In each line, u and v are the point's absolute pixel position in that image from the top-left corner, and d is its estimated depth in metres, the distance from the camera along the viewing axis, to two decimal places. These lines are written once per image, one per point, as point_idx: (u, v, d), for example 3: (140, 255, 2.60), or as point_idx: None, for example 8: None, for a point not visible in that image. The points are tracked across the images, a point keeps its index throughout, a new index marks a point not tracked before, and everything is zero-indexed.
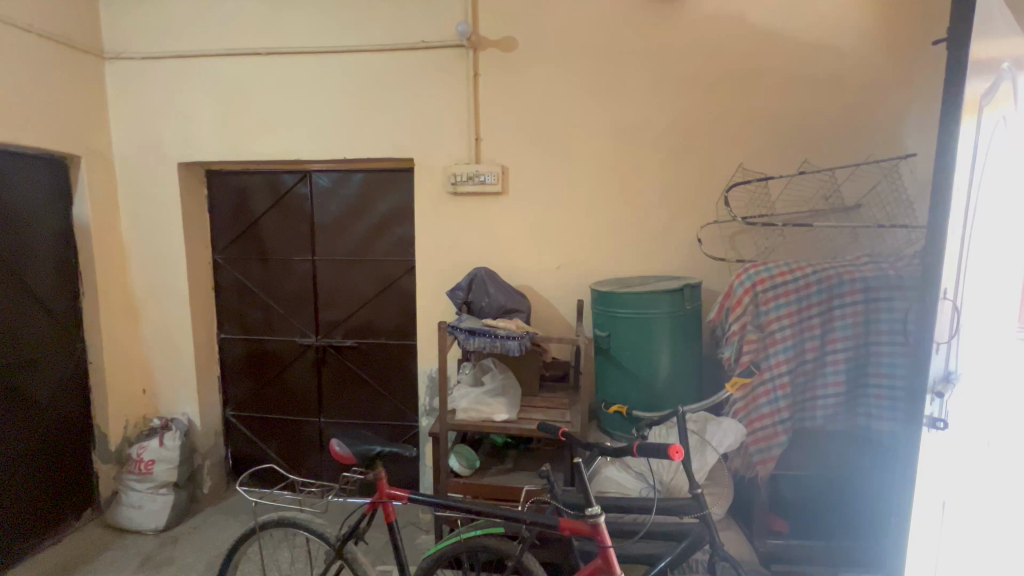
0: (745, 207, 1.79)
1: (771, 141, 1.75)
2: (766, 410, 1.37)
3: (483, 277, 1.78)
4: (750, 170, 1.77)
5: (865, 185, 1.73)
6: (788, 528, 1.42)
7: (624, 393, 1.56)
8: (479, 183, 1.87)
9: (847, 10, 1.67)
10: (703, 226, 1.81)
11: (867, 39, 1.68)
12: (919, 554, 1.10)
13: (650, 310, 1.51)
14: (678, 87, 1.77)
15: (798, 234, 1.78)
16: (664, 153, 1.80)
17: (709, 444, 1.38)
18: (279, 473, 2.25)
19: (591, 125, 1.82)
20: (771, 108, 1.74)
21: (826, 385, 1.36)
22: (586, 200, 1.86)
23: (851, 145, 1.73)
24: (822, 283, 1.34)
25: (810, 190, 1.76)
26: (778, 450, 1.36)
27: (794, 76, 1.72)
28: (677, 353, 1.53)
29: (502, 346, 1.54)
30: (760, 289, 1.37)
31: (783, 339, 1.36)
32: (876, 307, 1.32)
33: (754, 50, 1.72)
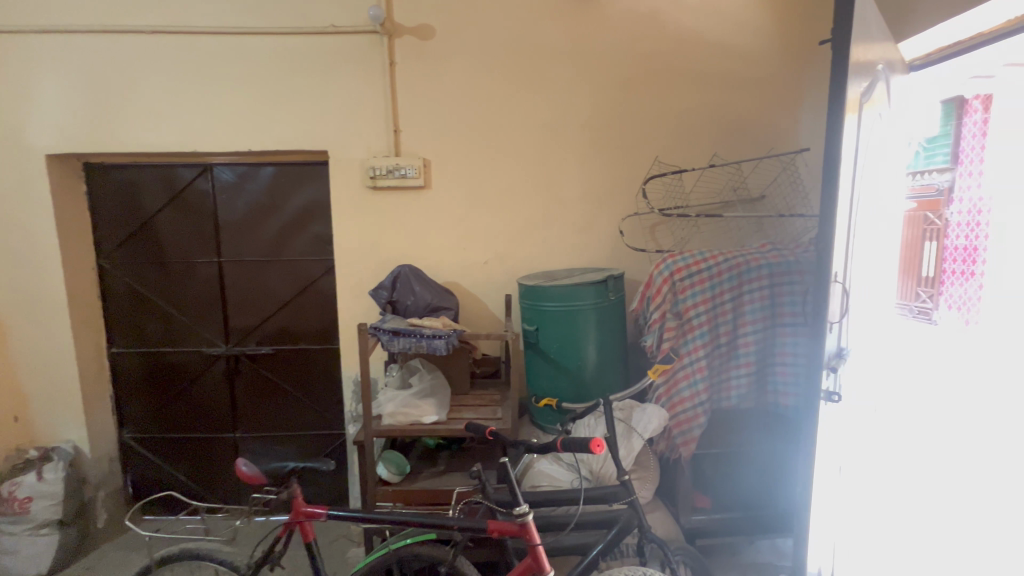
0: (662, 198, 1.86)
1: (684, 135, 1.83)
2: (687, 393, 1.43)
3: (407, 275, 1.71)
4: (666, 163, 1.84)
5: (767, 177, 1.86)
6: (710, 503, 1.50)
7: (555, 386, 1.57)
8: (400, 177, 1.79)
9: (747, 12, 1.78)
10: (624, 218, 1.85)
11: (765, 40, 1.80)
12: (821, 517, 1.19)
13: (577, 302, 1.52)
14: (596, 81, 1.79)
15: (710, 224, 1.88)
16: (586, 147, 1.82)
17: (635, 430, 1.42)
18: (184, 500, 2.06)
19: (513, 118, 1.80)
20: (683, 104, 1.81)
21: (738, 366, 1.44)
22: (511, 194, 1.84)
23: (755, 140, 1.84)
24: (733, 270, 1.42)
25: (720, 182, 1.87)
26: (698, 431, 1.42)
27: (702, 73, 1.80)
28: (604, 343, 1.56)
29: (429, 345, 1.48)
30: (678, 278, 1.43)
31: (699, 325, 1.42)
32: (780, 291, 1.41)
33: (666, 46, 1.78)
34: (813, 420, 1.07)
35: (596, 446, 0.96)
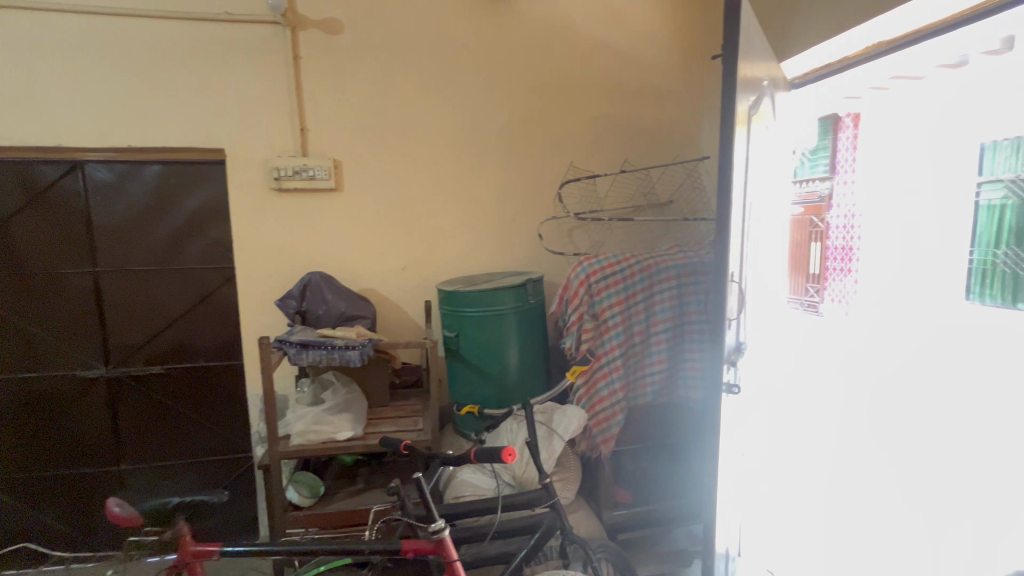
0: (578, 203, 1.90)
1: (597, 142, 1.89)
2: (605, 393, 1.46)
3: (318, 282, 1.61)
4: (581, 169, 1.89)
5: (673, 183, 1.97)
6: (630, 498, 1.55)
7: (478, 393, 1.55)
8: (308, 179, 1.68)
9: (650, 27, 1.88)
10: (542, 222, 1.87)
11: (668, 54, 1.90)
12: (726, 502, 1.27)
13: (497, 307, 1.51)
14: (512, 86, 1.80)
15: (623, 227, 1.96)
16: (503, 150, 1.82)
17: (555, 432, 1.43)
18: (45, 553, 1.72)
19: (428, 119, 1.76)
20: (595, 111, 1.87)
21: (651, 364, 1.50)
22: (430, 198, 1.79)
23: (662, 148, 1.95)
24: (644, 272, 1.48)
25: (631, 188, 1.95)
26: (617, 428, 1.46)
27: (612, 82, 1.87)
28: (524, 347, 1.56)
29: (341, 357, 1.40)
30: (593, 280, 1.46)
31: (615, 325, 1.46)
32: (687, 291, 1.50)
33: (578, 55, 1.83)
34: (715, 413, 1.14)
35: (509, 455, 0.95)
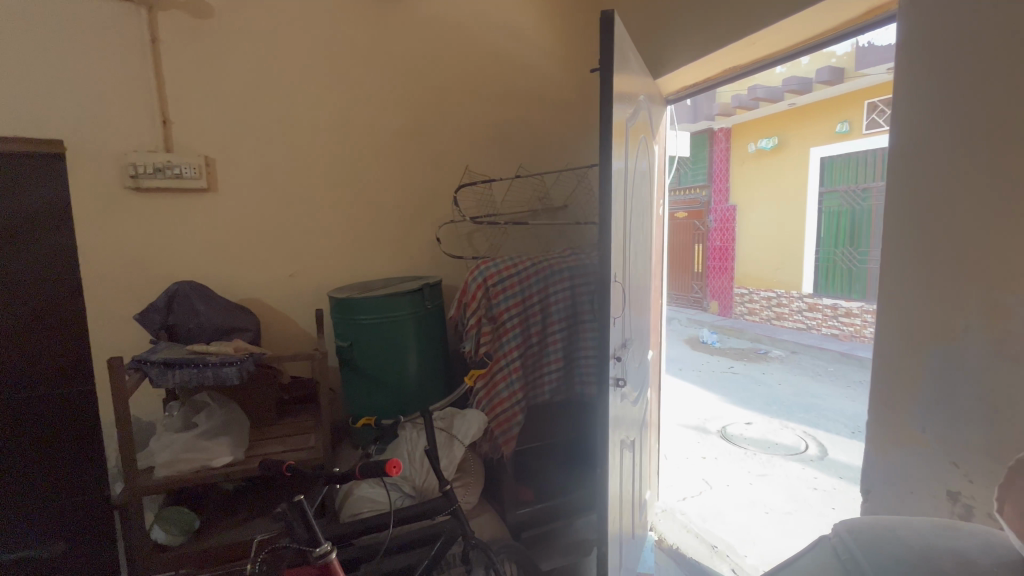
0: (475, 207, 1.91)
1: (492, 147, 1.92)
2: (505, 394, 1.47)
3: (188, 292, 1.43)
4: (477, 173, 1.91)
5: (566, 189, 2.07)
6: (533, 496, 1.58)
7: (376, 403, 1.48)
8: (174, 177, 1.50)
9: (541, 38, 1.96)
10: (440, 225, 1.86)
11: (557, 65, 2.00)
12: (617, 489, 1.35)
13: (394, 313, 1.46)
14: (405, 87, 1.76)
15: (520, 231, 2.01)
16: (398, 152, 1.77)
17: (456, 437, 1.42)
18: None
19: (315, 117, 1.66)
20: (490, 116, 1.90)
21: (549, 363, 1.55)
22: (321, 200, 1.69)
23: (553, 155, 2.03)
24: (539, 274, 1.52)
25: (526, 192, 2.01)
26: (517, 428, 1.48)
27: (506, 89, 1.92)
28: (424, 353, 1.52)
29: (215, 376, 1.25)
30: (491, 283, 1.47)
31: (512, 327, 1.48)
32: (580, 292, 1.57)
33: (472, 60, 1.85)
34: (604, 405, 1.20)
35: (393, 468, 0.92)
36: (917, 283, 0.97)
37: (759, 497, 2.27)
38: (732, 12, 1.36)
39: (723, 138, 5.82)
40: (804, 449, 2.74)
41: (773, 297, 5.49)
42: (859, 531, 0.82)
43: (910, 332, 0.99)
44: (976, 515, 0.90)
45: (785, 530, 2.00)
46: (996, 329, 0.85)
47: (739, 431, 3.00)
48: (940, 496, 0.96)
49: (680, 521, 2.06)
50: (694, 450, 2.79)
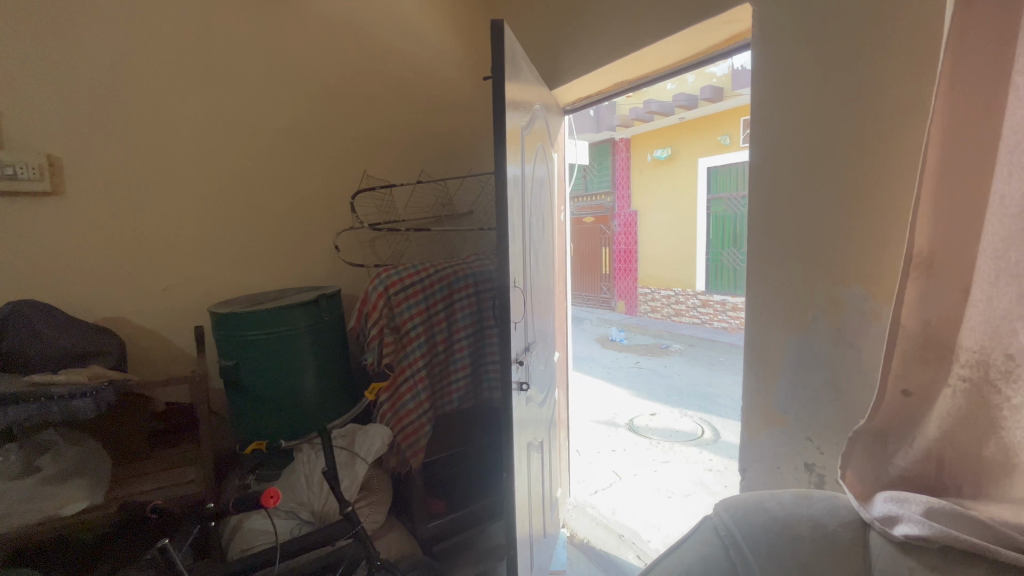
0: (375, 213, 1.85)
1: (392, 151, 1.87)
2: (411, 405, 1.43)
3: (28, 312, 1.22)
4: (377, 178, 1.85)
5: (470, 195, 2.08)
6: (445, 507, 1.55)
7: (267, 426, 1.36)
8: (6, 178, 1.26)
9: (440, 44, 1.95)
10: (339, 232, 1.77)
11: (456, 73, 2.01)
12: (525, 490, 1.36)
13: (285, 328, 1.35)
14: (295, 86, 1.66)
15: (424, 237, 1.98)
16: (288, 155, 1.66)
17: (358, 455, 1.34)
18: None
19: (189, 114, 1.50)
20: (390, 119, 1.85)
21: (456, 370, 1.54)
22: (200, 206, 1.53)
23: (456, 161, 2.04)
24: (442, 281, 1.50)
25: (429, 198, 1.99)
26: (425, 439, 1.45)
27: (405, 93, 1.88)
28: (322, 367, 1.43)
29: (64, 411, 1.07)
30: (392, 292, 1.42)
31: (417, 336, 1.44)
32: (485, 298, 1.58)
33: (368, 61, 1.79)
34: (508, 410, 1.20)
35: (271, 498, 1.03)
36: (775, 281, 1.09)
37: (663, 482, 2.43)
38: (615, 30, 1.44)
39: (623, 148, 6.22)
40: (700, 434, 2.99)
41: (672, 295, 5.93)
42: (734, 507, 0.90)
43: (772, 324, 1.11)
44: (827, 483, 1.03)
45: (685, 511, 2.15)
46: (838, 319, 0.99)
47: (645, 423, 3.20)
48: (800, 469, 1.08)
49: (590, 515, 2.14)
50: (604, 444, 2.92)
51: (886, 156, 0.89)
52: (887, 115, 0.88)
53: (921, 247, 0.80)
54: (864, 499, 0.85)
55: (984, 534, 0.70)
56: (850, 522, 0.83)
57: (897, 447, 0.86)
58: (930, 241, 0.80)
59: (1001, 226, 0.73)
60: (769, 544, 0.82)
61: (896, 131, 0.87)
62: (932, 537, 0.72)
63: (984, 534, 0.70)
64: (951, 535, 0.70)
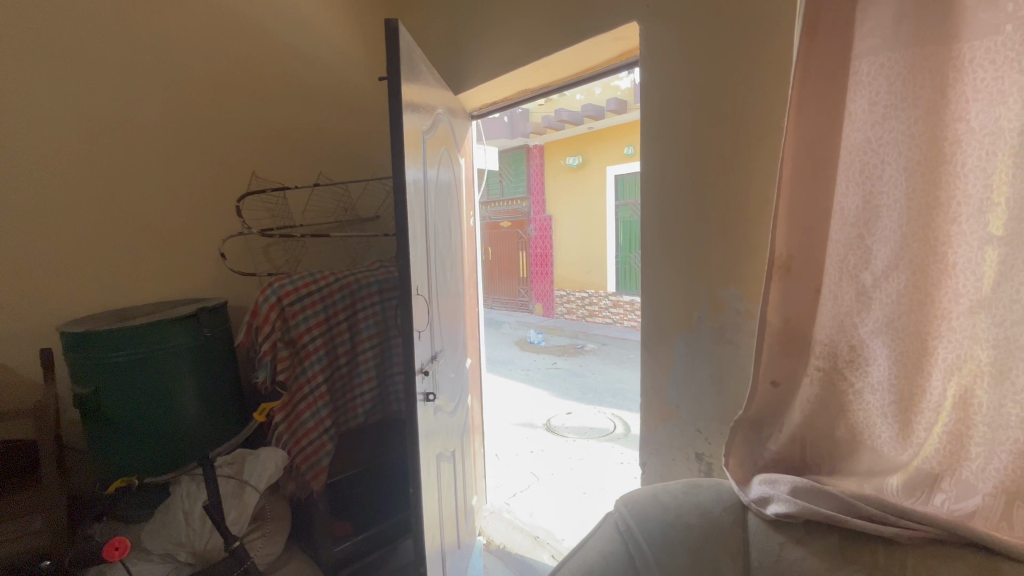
0: (267, 218, 1.71)
1: (285, 152, 1.75)
2: (310, 424, 1.33)
3: None
4: (268, 180, 1.71)
5: (376, 199, 2.00)
6: (352, 528, 1.47)
7: (136, 461, 1.19)
8: None
9: (337, 41, 1.86)
10: (225, 239, 1.62)
11: (355, 72, 1.93)
12: (435, 503, 1.32)
13: (153, 348, 1.18)
14: (170, 75, 1.48)
15: (323, 243, 1.87)
16: (162, 152, 1.48)
17: (247, 483, 1.22)
18: None
19: (30, 100, 1.27)
20: (282, 118, 1.73)
21: (360, 383, 1.47)
22: (46, 208, 1.30)
23: (357, 163, 1.96)
24: (344, 290, 1.42)
25: (329, 203, 1.88)
26: (327, 459, 1.35)
27: (300, 91, 1.77)
28: (203, 389, 1.28)
29: None
30: (286, 303, 1.31)
31: (315, 349, 1.34)
32: (390, 306, 1.52)
33: (256, 54, 1.66)
34: (413, 423, 1.16)
35: (115, 549, 0.96)
36: (665, 284, 1.16)
37: (578, 479, 2.51)
38: (512, 39, 1.47)
39: (537, 155, 6.34)
40: (612, 429, 3.14)
41: (586, 297, 6.16)
42: (633, 502, 0.93)
43: (664, 325, 1.18)
44: (714, 470, 1.12)
45: (597, 505, 2.25)
46: (718, 318, 1.07)
47: (560, 422, 3.29)
48: (691, 459, 1.16)
49: (506, 520, 2.14)
50: (521, 446, 2.95)
51: (752, 169, 0.98)
52: (754, 130, 0.97)
53: (783, 251, 0.89)
54: (744, 482, 0.92)
55: (839, 506, 0.79)
56: (732, 505, 0.89)
57: (769, 433, 0.94)
58: (790, 246, 0.89)
59: (843, 233, 0.84)
60: (663, 535, 0.86)
61: (760, 145, 0.96)
62: (797, 513, 0.80)
63: (837, 505, 0.79)
64: (813, 509, 0.78)
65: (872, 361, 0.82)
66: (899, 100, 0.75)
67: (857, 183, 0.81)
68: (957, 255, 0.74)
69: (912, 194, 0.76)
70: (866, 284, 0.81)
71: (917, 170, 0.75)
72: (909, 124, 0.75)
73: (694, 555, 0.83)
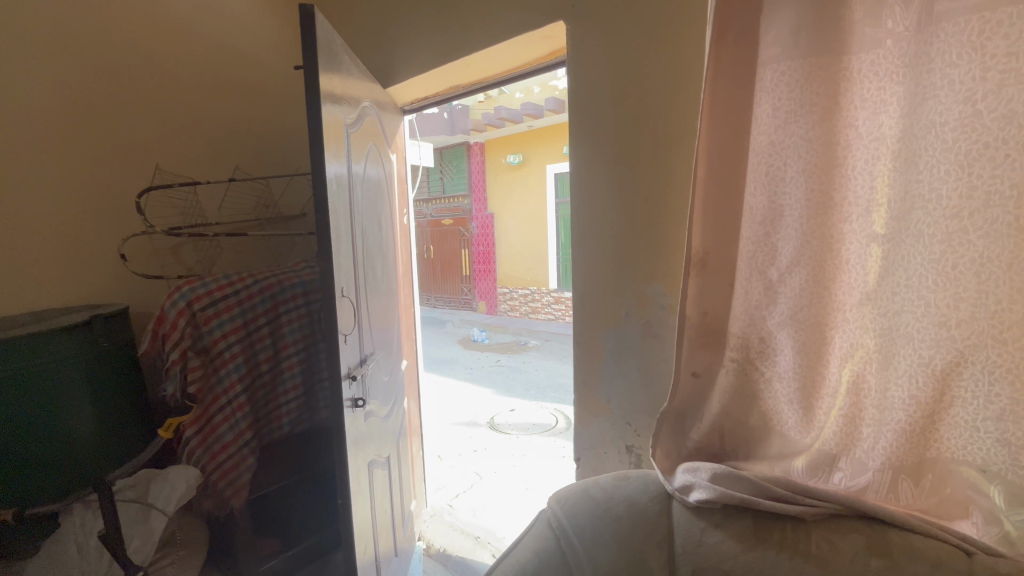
0: (175, 216, 1.58)
1: (196, 144, 1.62)
2: (228, 438, 1.24)
3: None
4: (176, 174, 1.58)
5: (300, 196, 1.90)
6: (280, 544, 1.40)
7: (13, 491, 1.03)
8: None
9: (253, 27, 1.75)
10: (126, 239, 1.47)
11: (274, 61, 1.82)
12: (367, 512, 1.27)
13: (33, 361, 1.04)
14: (56, 54, 1.32)
15: (241, 243, 1.75)
16: (46, 141, 1.31)
17: (153, 505, 1.11)
18: None
19: None
20: (192, 107, 1.60)
21: (285, 391, 1.39)
22: None
23: (278, 158, 1.85)
24: (264, 292, 1.33)
25: (247, 199, 1.76)
26: (248, 474, 1.27)
27: (212, 78, 1.65)
28: (100, 406, 1.16)
29: None
30: (197, 307, 1.20)
31: (232, 357, 1.25)
32: (317, 308, 1.45)
33: (162, 35, 1.52)
34: (340, 432, 1.10)
35: None
36: (595, 281, 1.18)
37: (520, 475, 2.52)
38: (439, 33, 1.44)
39: (478, 152, 6.31)
40: (553, 423, 3.18)
41: (528, 294, 6.22)
42: (564, 499, 0.93)
43: (594, 321, 1.19)
44: (643, 461, 1.15)
45: (538, 499, 2.27)
46: (644, 313, 1.10)
47: (503, 419, 3.29)
48: (622, 452, 1.19)
49: (447, 523, 2.11)
50: (464, 445, 2.92)
51: (672, 170, 1.01)
52: (673, 131, 1.00)
53: (699, 249, 0.92)
54: (669, 472, 0.95)
55: (752, 490, 0.83)
56: (658, 495, 0.92)
57: (691, 424, 0.98)
58: (705, 244, 0.92)
59: (751, 232, 0.89)
60: (592, 528, 0.87)
61: (679, 146, 1.00)
62: (716, 499, 0.83)
63: (751, 489, 0.83)
64: (729, 495, 0.82)
65: (779, 351, 0.88)
66: (798, 105, 0.81)
67: (763, 185, 0.86)
68: (850, 252, 0.80)
69: (810, 195, 0.82)
70: (772, 280, 0.87)
71: (814, 172, 0.81)
72: (807, 129, 0.81)
73: (621, 545, 0.85)
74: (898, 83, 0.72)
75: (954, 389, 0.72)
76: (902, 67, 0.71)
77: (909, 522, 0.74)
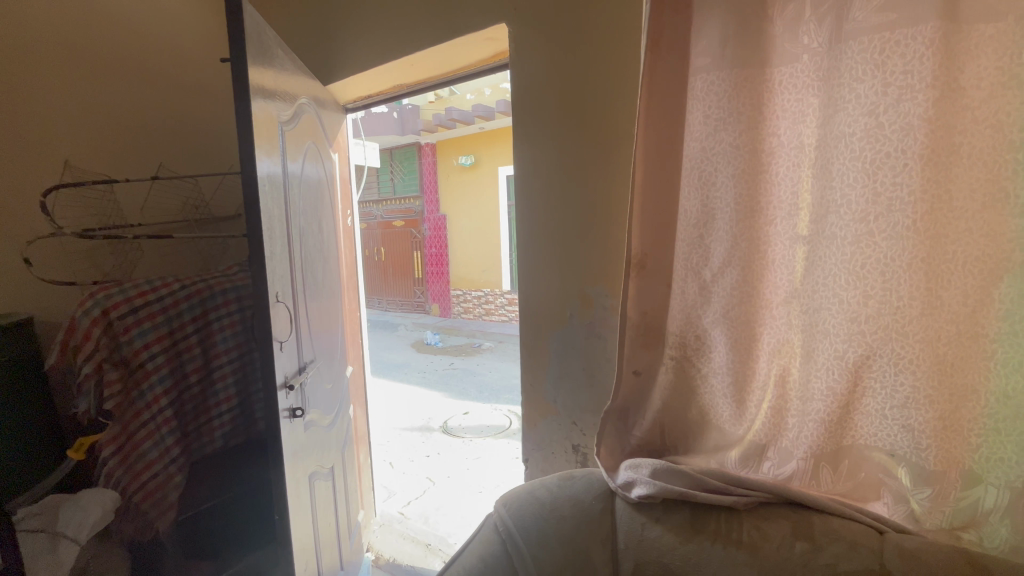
0: (88, 217, 1.45)
1: (113, 139, 1.50)
2: (152, 455, 1.16)
3: None
4: (91, 172, 1.46)
5: (233, 196, 1.79)
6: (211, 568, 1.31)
7: None
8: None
9: (180, 16, 1.64)
10: (28, 243, 1.34)
11: (204, 53, 1.71)
12: (308, 525, 1.22)
13: None
14: None
15: (165, 245, 1.64)
16: None
17: (63, 535, 1.02)
18: None
19: None
20: (110, 99, 1.48)
21: (217, 403, 1.31)
22: None
23: (209, 155, 1.74)
24: (191, 299, 1.25)
25: (173, 198, 1.65)
26: (175, 493, 1.19)
27: (134, 68, 1.53)
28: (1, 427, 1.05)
29: None
30: (115, 316, 1.11)
31: (156, 368, 1.16)
32: (252, 314, 1.37)
33: (73, 20, 1.40)
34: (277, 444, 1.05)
35: None
36: (540, 283, 1.18)
37: (473, 479, 2.50)
38: (382, 31, 1.40)
39: (429, 152, 6.23)
40: (506, 425, 3.18)
41: (482, 295, 6.19)
42: (511, 502, 0.93)
43: (540, 322, 1.20)
44: (589, 460, 1.17)
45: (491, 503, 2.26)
46: (588, 314, 1.12)
47: (456, 423, 3.26)
48: (569, 451, 1.20)
49: (397, 532, 2.06)
50: (416, 451, 2.86)
51: (612, 173, 1.04)
52: (613, 136, 1.02)
53: (638, 250, 0.95)
54: (613, 469, 0.97)
55: (691, 484, 0.86)
56: (601, 492, 0.93)
57: (634, 422, 1.00)
58: (644, 246, 0.95)
59: (686, 235, 0.92)
60: (538, 531, 0.87)
61: (619, 151, 1.02)
62: (656, 494, 0.85)
63: (690, 482, 0.86)
64: (669, 489, 0.84)
65: (714, 348, 0.91)
66: (727, 114, 0.84)
67: (697, 189, 0.90)
68: (776, 252, 0.85)
69: (739, 200, 0.86)
70: (706, 280, 0.90)
71: (742, 178, 0.85)
72: (735, 136, 0.84)
73: (565, 547, 0.85)
74: (813, 95, 0.77)
75: (866, 380, 0.78)
76: (817, 81, 0.76)
77: (831, 506, 0.78)
